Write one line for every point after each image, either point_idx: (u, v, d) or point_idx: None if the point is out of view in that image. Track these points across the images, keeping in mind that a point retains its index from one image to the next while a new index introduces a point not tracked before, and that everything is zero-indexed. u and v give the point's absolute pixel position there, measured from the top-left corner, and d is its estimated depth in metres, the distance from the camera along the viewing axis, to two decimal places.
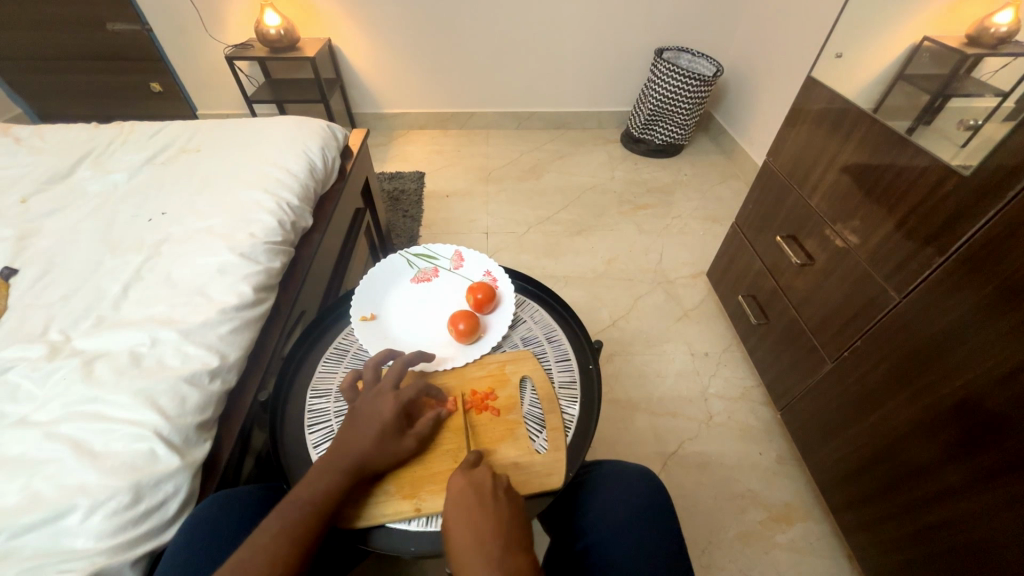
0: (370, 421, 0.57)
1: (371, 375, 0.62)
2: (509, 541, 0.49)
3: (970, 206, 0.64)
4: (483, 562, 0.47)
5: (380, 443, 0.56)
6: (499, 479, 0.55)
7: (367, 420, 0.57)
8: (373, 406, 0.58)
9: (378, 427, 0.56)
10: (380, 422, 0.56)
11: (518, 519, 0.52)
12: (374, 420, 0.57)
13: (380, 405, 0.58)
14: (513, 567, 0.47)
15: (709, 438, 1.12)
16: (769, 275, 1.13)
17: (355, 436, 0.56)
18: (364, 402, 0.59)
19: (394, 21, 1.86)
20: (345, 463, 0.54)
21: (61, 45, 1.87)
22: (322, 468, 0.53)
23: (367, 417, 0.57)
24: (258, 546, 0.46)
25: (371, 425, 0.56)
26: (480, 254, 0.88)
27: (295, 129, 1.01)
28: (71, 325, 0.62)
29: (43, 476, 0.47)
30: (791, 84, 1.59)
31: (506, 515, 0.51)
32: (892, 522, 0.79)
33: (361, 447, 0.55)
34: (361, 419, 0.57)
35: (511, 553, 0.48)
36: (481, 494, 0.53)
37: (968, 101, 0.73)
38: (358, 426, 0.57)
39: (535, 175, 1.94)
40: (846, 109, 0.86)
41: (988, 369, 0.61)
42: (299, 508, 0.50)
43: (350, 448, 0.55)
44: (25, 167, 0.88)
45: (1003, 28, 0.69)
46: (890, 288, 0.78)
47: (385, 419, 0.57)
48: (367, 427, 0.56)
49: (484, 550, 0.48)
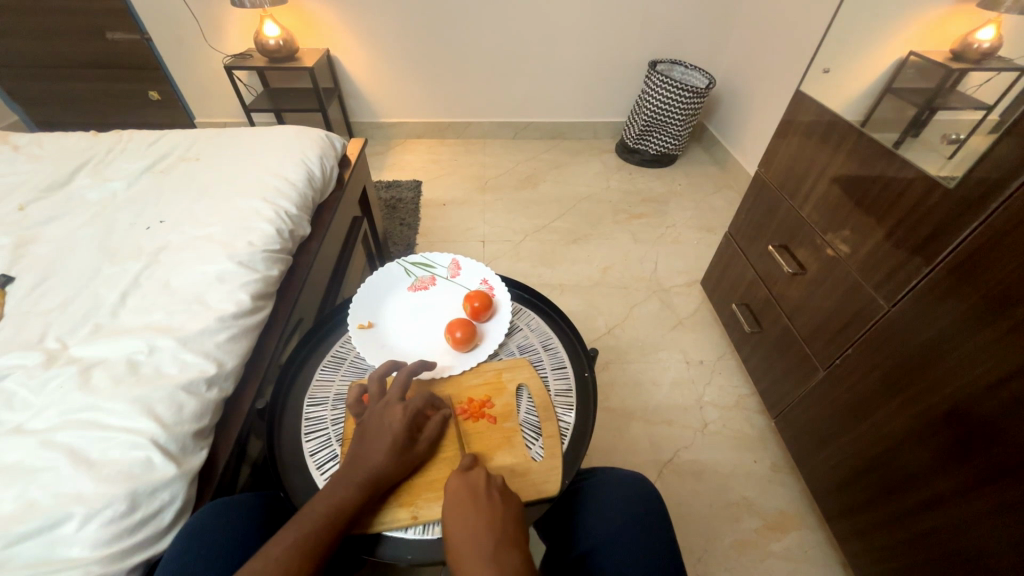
0: (381, 433, 0.57)
1: (377, 388, 0.63)
2: (505, 541, 0.49)
3: (957, 217, 0.66)
4: (479, 562, 0.47)
5: (392, 454, 0.56)
6: (495, 478, 0.56)
7: (378, 432, 0.57)
8: (383, 418, 0.58)
9: (390, 439, 0.56)
10: (391, 434, 0.57)
11: (515, 519, 0.52)
12: (386, 431, 0.57)
13: (390, 416, 0.58)
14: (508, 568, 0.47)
15: (703, 446, 1.13)
16: (762, 284, 1.14)
17: (367, 447, 0.56)
18: (373, 414, 0.59)
19: (393, 33, 1.89)
20: (358, 476, 0.54)
21: (59, 53, 1.87)
22: (335, 482, 0.53)
23: (378, 429, 0.57)
24: (272, 561, 0.46)
25: (383, 437, 0.57)
26: (477, 263, 0.88)
27: (292, 138, 1.02)
28: (68, 333, 0.62)
29: (40, 484, 0.47)
30: (782, 96, 1.62)
31: (502, 516, 0.52)
32: (885, 529, 0.80)
33: (374, 459, 0.55)
34: (372, 431, 0.57)
35: (506, 551, 0.49)
36: (476, 494, 0.53)
37: (953, 114, 0.74)
38: (368, 437, 0.57)
39: (531, 185, 1.95)
40: (835, 120, 0.88)
41: (977, 377, 0.62)
42: (313, 522, 0.50)
43: (363, 460, 0.55)
44: (23, 175, 0.89)
45: (985, 43, 0.71)
46: (879, 298, 0.79)
47: (396, 430, 0.57)
48: (378, 439, 0.57)
49: (478, 553, 0.48)
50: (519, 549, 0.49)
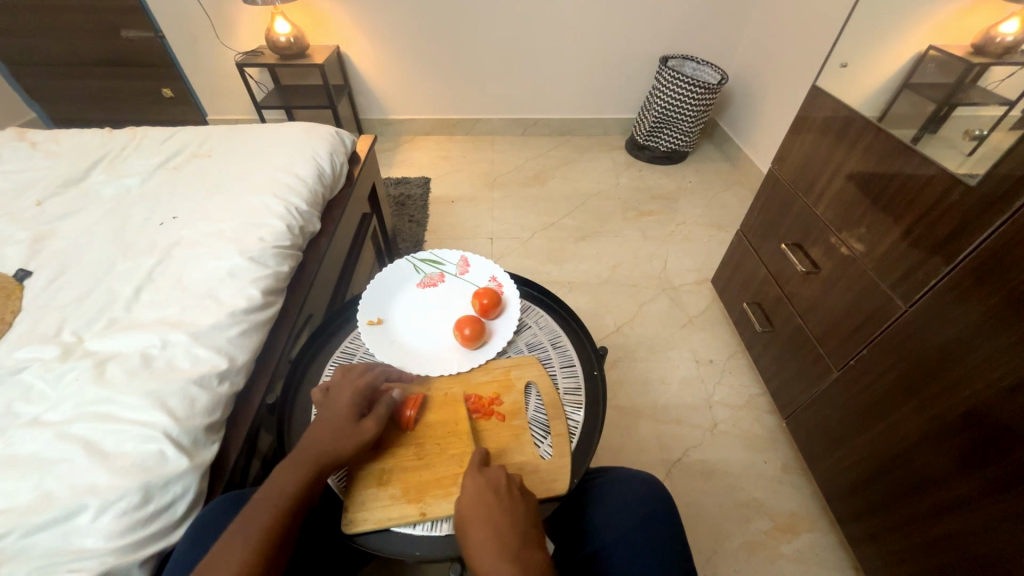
0: (326, 412, 0.59)
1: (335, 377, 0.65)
2: (529, 537, 0.51)
3: (978, 215, 0.64)
4: (505, 559, 0.48)
5: (333, 429, 0.57)
6: (513, 475, 0.56)
7: (324, 411, 0.59)
8: (330, 398, 0.61)
9: (333, 415, 0.58)
10: (334, 413, 0.59)
11: (534, 516, 0.53)
12: (329, 410, 0.59)
13: (338, 396, 0.61)
14: (536, 565, 0.49)
15: (714, 446, 1.12)
16: (774, 282, 1.13)
17: (313, 426, 0.58)
18: (326, 397, 0.61)
19: (402, 29, 1.89)
20: (303, 455, 0.55)
21: (76, 52, 1.91)
22: (286, 465, 0.54)
23: (326, 409, 0.59)
24: (222, 547, 0.46)
25: (326, 416, 0.59)
26: (485, 260, 0.88)
27: (304, 135, 1.03)
28: (84, 327, 0.63)
29: (56, 475, 0.48)
30: (795, 91, 1.60)
31: (524, 511, 0.53)
32: (899, 533, 0.78)
33: (317, 435, 0.57)
34: (321, 413, 0.59)
35: (531, 547, 0.51)
36: (500, 492, 0.53)
37: (974, 109, 0.72)
38: (317, 418, 0.59)
39: (540, 181, 1.95)
40: (852, 116, 0.86)
41: (995, 381, 0.61)
42: (266, 508, 0.50)
43: (309, 439, 0.57)
44: (41, 171, 0.90)
45: (1008, 37, 0.69)
46: (895, 297, 0.78)
47: (340, 407, 0.59)
48: (324, 418, 0.58)
49: (506, 548, 0.49)
50: (540, 548, 0.51)
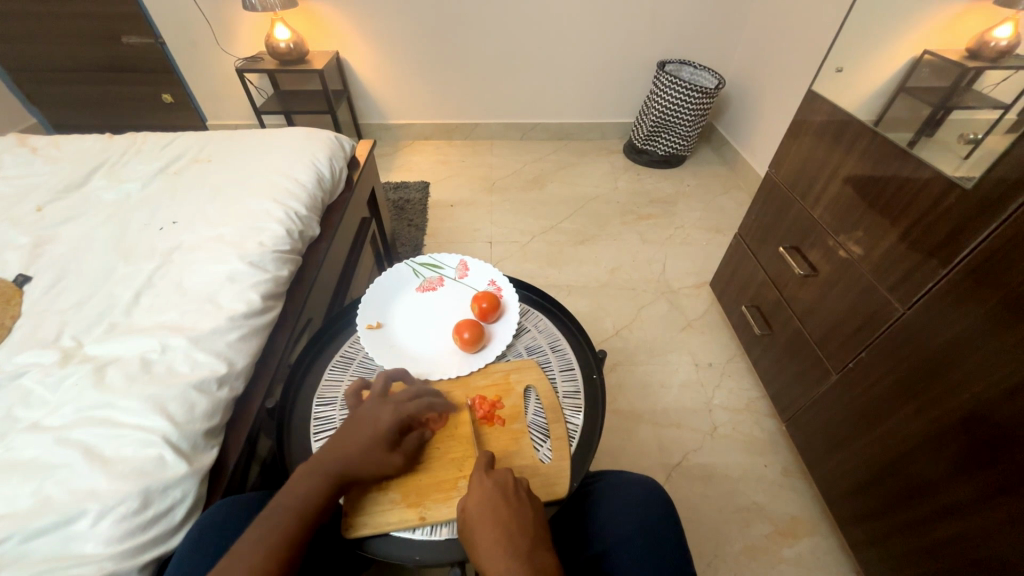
0: (365, 426, 0.58)
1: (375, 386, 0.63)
2: (537, 537, 0.51)
3: (974, 218, 0.64)
4: (518, 559, 0.48)
5: (367, 451, 0.56)
6: (520, 478, 0.56)
7: (363, 426, 0.58)
8: (371, 413, 0.59)
9: (372, 436, 0.57)
10: (374, 433, 0.57)
11: (541, 517, 0.54)
12: (368, 428, 0.58)
13: (381, 413, 0.59)
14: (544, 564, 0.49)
15: (714, 449, 1.12)
16: (772, 285, 1.13)
17: (346, 438, 0.57)
18: (365, 409, 0.60)
19: (402, 35, 1.90)
20: (330, 469, 0.54)
21: (77, 57, 1.91)
22: (305, 473, 0.54)
23: (365, 423, 0.58)
24: (242, 557, 0.46)
25: (365, 433, 0.57)
26: (484, 263, 0.89)
27: (304, 140, 1.04)
28: (83, 331, 0.63)
29: (55, 480, 0.48)
30: (792, 96, 1.61)
31: (530, 512, 0.53)
32: (900, 537, 0.78)
33: (350, 451, 0.56)
34: (357, 424, 0.58)
35: (539, 548, 0.50)
36: (508, 493, 0.54)
37: (970, 113, 0.73)
38: (352, 430, 0.58)
39: (539, 185, 1.96)
40: (848, 120, 0.87)
41: (994, 383, 0.61)
42: (280, 517, 0.50)
43: (339, 452, 0.56)
44: (41, 176, 0.90)
45: (1002, 42, 0.70)
46: (893, 300, 0.78)
47: (380, 429, 0.57)
48: (360, 433, 0.57)
49: (514, 547, 0.49)
50: (547, 548, 0.51)
